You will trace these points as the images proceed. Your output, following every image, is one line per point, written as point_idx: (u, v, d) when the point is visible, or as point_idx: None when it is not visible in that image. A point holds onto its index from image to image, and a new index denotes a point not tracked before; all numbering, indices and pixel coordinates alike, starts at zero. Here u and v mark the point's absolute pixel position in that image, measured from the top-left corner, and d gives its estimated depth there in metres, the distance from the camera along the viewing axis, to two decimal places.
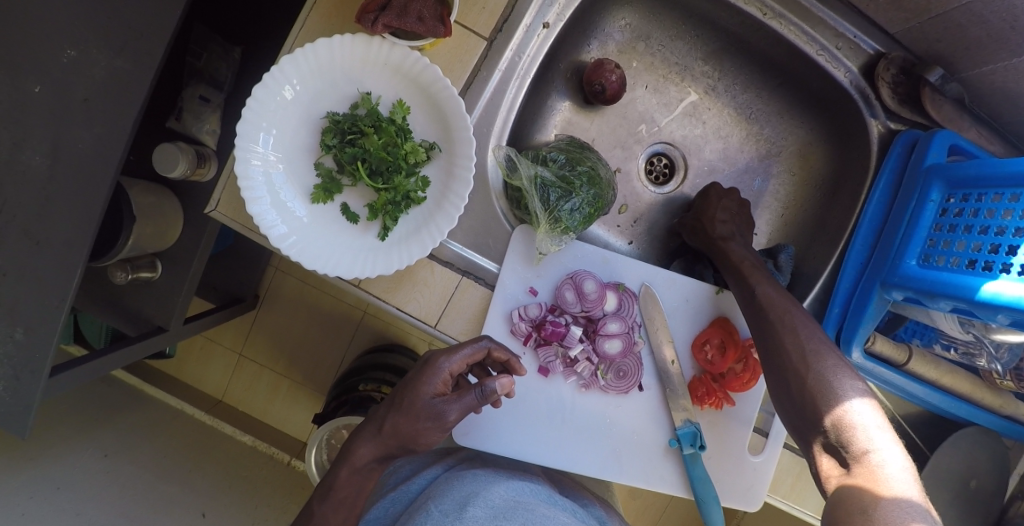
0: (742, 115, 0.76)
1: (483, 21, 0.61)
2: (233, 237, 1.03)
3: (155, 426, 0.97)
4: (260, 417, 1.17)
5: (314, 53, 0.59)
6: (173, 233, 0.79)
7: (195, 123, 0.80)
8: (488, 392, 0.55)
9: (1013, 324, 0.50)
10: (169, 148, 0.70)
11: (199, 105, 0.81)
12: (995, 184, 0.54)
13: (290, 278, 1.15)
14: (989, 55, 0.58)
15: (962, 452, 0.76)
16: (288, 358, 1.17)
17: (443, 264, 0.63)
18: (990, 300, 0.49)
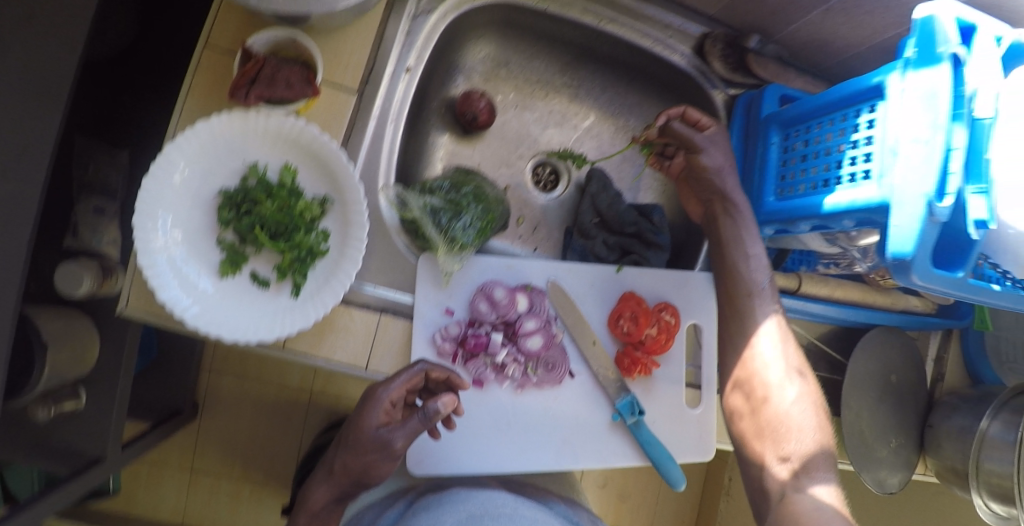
0: (608, 113, 0.83)
1: (347, 75, 0.64)
2: (156, 348, 1.01)
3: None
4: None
5: (193, 136, 0.60)
6: (92, 353, 0.77)
7: (93, 237, 0.79)
8: (430, 414, 0.57)
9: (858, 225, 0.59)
10: (70, 267, 0.70)
11: (94, 217, 0.80)
12: (815, 116, 0.65)
13: (225, 376, 1.13)
14: (795, 13, 0.68)
15: (872, 355, 0.84)
16: (242, 457, 1.13)
17: (361, 307, 0.66)
18: (833, 210, 0.59)
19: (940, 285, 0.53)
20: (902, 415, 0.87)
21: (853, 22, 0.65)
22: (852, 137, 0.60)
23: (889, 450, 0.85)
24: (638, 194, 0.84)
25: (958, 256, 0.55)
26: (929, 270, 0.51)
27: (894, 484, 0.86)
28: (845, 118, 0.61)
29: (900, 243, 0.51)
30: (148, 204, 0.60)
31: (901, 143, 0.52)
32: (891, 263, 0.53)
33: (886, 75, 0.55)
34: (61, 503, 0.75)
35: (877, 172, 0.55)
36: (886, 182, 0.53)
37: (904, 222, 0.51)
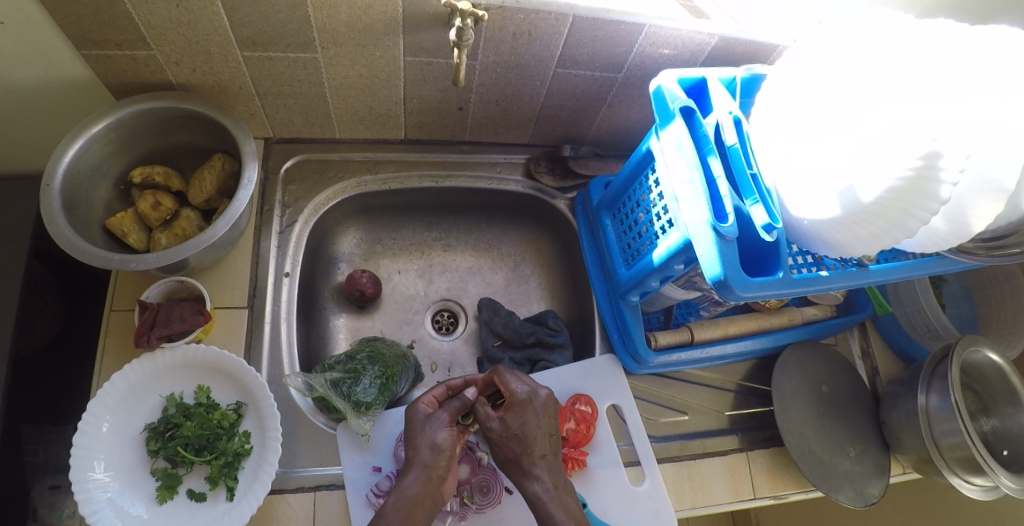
0: (481, 248, 0.94)
1: (236, 296, 0.75)
2: None
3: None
4: None
5: (112, 387, 0.69)
6: None
7: (54, 513, 0.83)
8: (466, 401, 0.69)
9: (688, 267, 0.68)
10: None
11: (51, 495, 0.85)
12: (626, 190, 0.77)
13: None
14: (588, 118, 0.84)
15: (791, 377, 0.88)
16: None
17: (295, 491, 0.70)
18: (662, 260, 0.68)
19: (766, 289, 0.62)
20: (851, 421, 0.89)
21: (636, 106, 0.82)
22: (651, 197, 0.71)
23: (851, 459, 0.86)
24: (531, 306, 0.92)
25: (773, 259, 0.65)
26: (742, 281, 0.59)
27: (875, 493, 0.85)
28: (642, 184, 0.73)
29: (712, 267, 0.60)
30: (82, 457, 0.66)
31: (678, 189, 0.64)
32: (716, 286, 0.60)
33: (649, 142, 0.69)
34: None
35: (674, 219, 0.66)
36: (680, 224, 0.64)
37: (706, 249, 0.60)
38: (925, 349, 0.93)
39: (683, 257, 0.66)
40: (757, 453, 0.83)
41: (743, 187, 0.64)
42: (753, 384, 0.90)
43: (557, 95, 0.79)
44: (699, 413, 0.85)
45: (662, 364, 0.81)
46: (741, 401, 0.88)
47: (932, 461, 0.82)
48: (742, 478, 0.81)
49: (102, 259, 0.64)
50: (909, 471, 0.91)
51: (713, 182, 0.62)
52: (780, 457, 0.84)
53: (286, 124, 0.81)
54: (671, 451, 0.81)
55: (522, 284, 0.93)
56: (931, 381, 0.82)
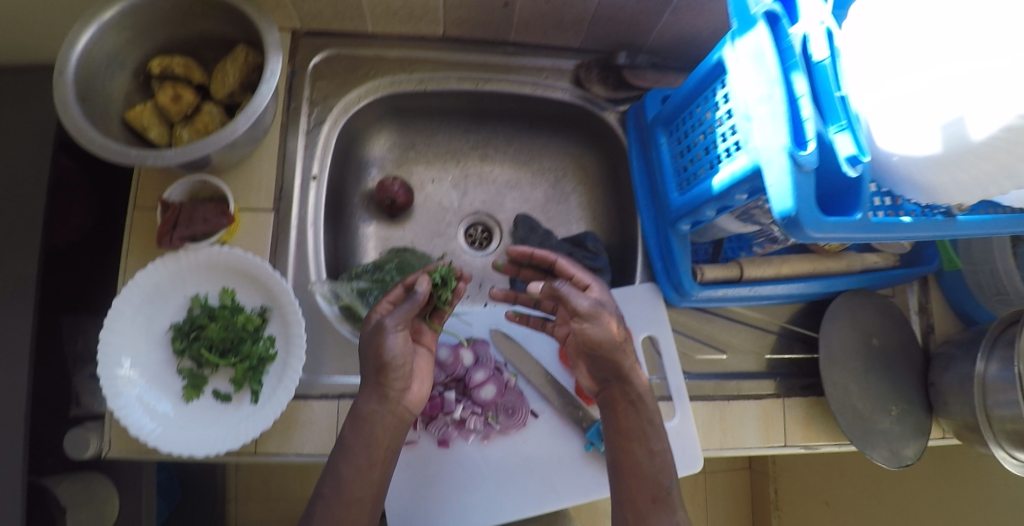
0: (521, 161, 0.88)
1: (261, 198, 0.71)
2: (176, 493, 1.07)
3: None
4: None
5: (135, 285, 0.67)
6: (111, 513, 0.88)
7: (95, 401, 0.87)
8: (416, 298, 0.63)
9: (752, 196, 0.62)
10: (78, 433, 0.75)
11: (92, 382, 0.88)
12: (687, 106, 0.69)
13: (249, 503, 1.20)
14: (652, 17, 0.74)
15: (837, 324, 0.83)
16: None
17: (319, 398, 0.70)
18: (723, 188, 0.62)
19: (840, 232, 0.55)
20: (895, 380, 0.84)
21: (704, 10, 0.72)
22: (716, 115, 0.63)
23: (891, 419, 0.81)
24: (570, 226, 0.86)
25: (851, 198, 0.58)
26: (816, 218, 0.52)
27: (910, 454, 0.81)
28: (707, 100, 0.65)
29: (782, 200, 0.53)
30: (110, 354, 0.65)
31: (751, 107, 0.56)
32: (784, 222, 0.54)
33: (721, 51, 0.60)
34: None
35: (743, 141, 0.58)
36: (751, 147, 0.56)
37: (778, 179, 0.53)
38: (990, 313, 0.86)
39: (747, 186, 0.59)
40: (793, 401, 0.80)
41: (827, 110, 0.54)
42: (798, 328, 0.85)
43: None
44: (737, 353, 0.80)
45: (705, 298, 0.77)
46: (783, 346, 0.83)
47: (978, 430, 0.77)
48: (775, 424, 0.78)
49: (120, 155, 0.61)
50: (948, 437, 0.86)
51: (795, 102, 0.53)
52: (816, 408, 0.80)
53: (314, 13, 0.73)
54: (704, 390, 0.77)
55: (563, 201, 0.87)
56: (993, 348, 0.75)
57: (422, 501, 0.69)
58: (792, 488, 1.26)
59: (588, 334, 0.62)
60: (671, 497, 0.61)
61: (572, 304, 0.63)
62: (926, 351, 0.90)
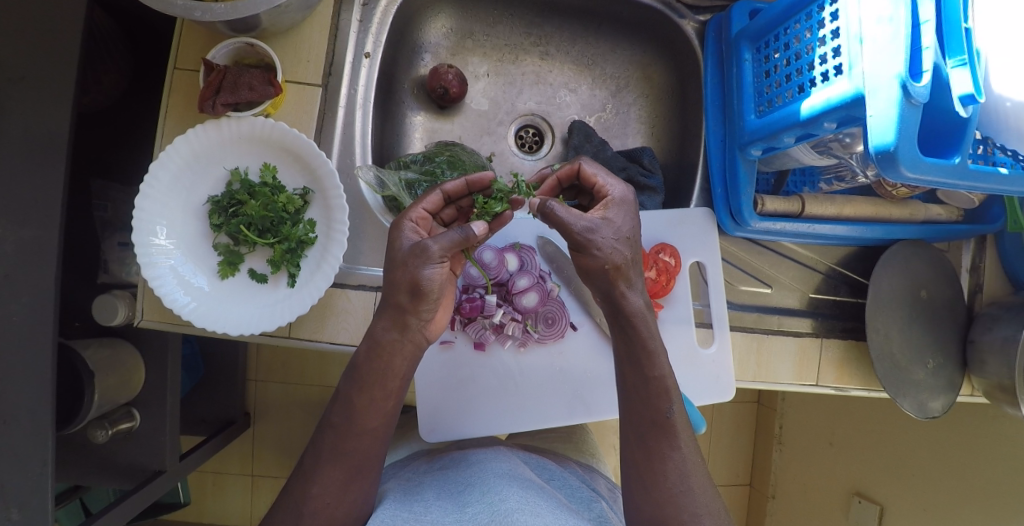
0: (582, 64, 0.85)
1: (310, 72, 0.68)
2: (203, 367, 1.14)
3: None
4: (250, 498, 1.28)
5: (174, 152, 0.63)
6: (138, 380, 0.93)
7: None
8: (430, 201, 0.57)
9: (841, 127, 0.56)
10: (108, 300, 0.83)
11: None
12: (782, 22, 0.62)
13: (272, 385, 1.26)
14: None
15: (894, 271, 0.75)
16: (281, 448, 1.27)
17: (356, 288, 0.68)
18: (811, 114, 0.56)
19: (933, 176, 0.48)
20: (939, 331, 0.77)
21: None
22: (818, 34, 0.56)
23: (926, 371, 0.75)
24: (626, 139, 0.84)
25: (952, 139, 0.50)
26: (916, 158, 0.47)
27: (938, 408, 0.75)
28: (809, 17, 0.57)
29: (881, 134, 0.47)
30: (145, 222, 0.63)
31: (866, 27, 0.48)
32: (876, 159, 0.48)
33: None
34: (132, 511, 0.89)
35: (847, 65, 0.52)
36: (857, 71, 0.50)
37: (882, 109, 0.47)
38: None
39: (841, 115, 0.53)
40: (831, 342, 0.75)
41: (948, 40, 0.46)
42: (847, 272, 0.78)
43: None
44: (783, 289, 0.76)
45: (761, 231, 0.72)
46: (829, 287, 0.78)
47: (1011, 392, 0.70)
48: (809, 362, 0.75)
49: (164, 3, 0.56)
50: (977, 395, 0.79)
51: (914, 28, 0.46)
52: (852, 352, 0.76)
53: None
54: (744, 321, 0.75)
55: (619, 112, 0.85)
56: None
57: (453, 401, 0.68)
58: (798, 426, 1.24)
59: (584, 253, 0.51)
60: (672, 427, 0.52)
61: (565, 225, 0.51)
62: (968, 310, 0.80)
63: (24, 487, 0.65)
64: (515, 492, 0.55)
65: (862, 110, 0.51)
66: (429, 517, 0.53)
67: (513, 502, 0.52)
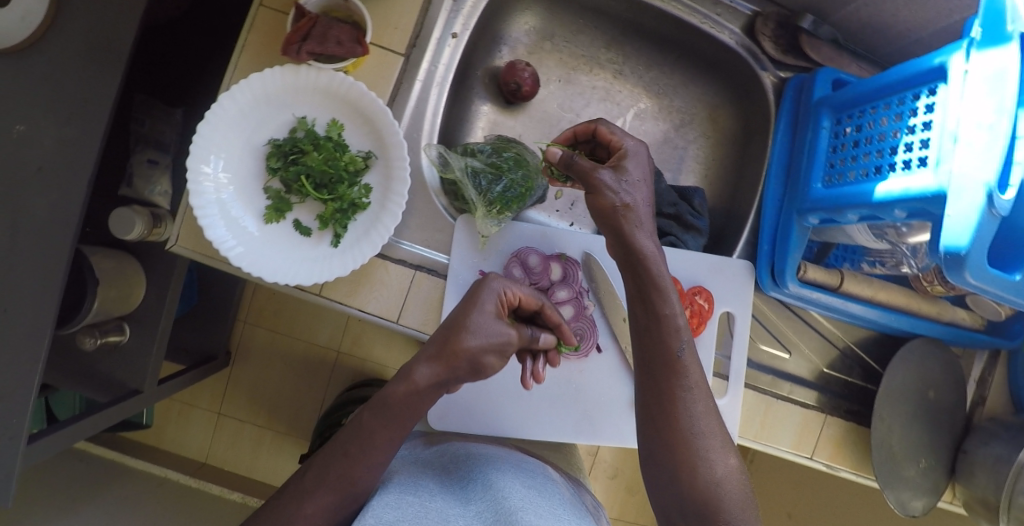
0: (653, 92, 0.84)
1: (396, 39, 0.67)
2: (197, 298, 1.11)
3: (136, 500, 0.97)
4: (210, 446, 1.23)
5: (247, 86, 0.62)
6: (138, 295, 0.90)
7: (147, 186, 0.90)
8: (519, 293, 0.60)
9: (910, 216, 0.57)
10: (125, 214, 0.81)
11: (148, 168, 0.91)
12: (870, 101, 0.63)
13: (260, 332, 1.23)
14: None
15: (913, 364, 0.76)
16: (255, 400, 1.23)
17: (396, 262, 0.67)
18: (885, 198, 0.57)
19: (994, 287, 0.50)
20: (937, 433, 0.78)
21: (915, 3, 0.65)
22: (909, 122, 0.58)
23: (917, 469, 0.77)
24: (679, 176, 0.85)
25: (1017, 255, 0.52)
26: (984, 268, 0.48)
27: (919, 507, 0.77)
28: (901, 102, 0.59)
29: (955, 236, 0.48)
30: (202, 148, 0.62)
31: (962, 127, 0.49)
32: (944, 258, 0.50)
33: (950, 55, 0.53)
34: (103, 424, 0.87)
35: (934, 159, 0.53)
36: (944, 169, 0.51)
37: (961, 212, 0.48)
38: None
39: (916, 207, 0.54)
40: (834, 420, 0.77)
41: None
42: (863, 355, 0.80)
43: None
44: (799, 357, 0.78)
45: (796, 296, 0.73)
46: (843, 366, 0.79)
47: (995, 508, 0.72)
48: (809, 434, 0.76)
49: None
50: (957, 503, 0.81)
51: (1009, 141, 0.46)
52: (851, 435, 0.77)
53: None
54: (759, 381, 0.76)
55: (677, 146, 0.85)
56: None
57: (464, 396, 0.68)
58: (765, 488, 1.26)
59: (596, 200, 0.56)
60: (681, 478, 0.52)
61: (587, 175, 0.56)
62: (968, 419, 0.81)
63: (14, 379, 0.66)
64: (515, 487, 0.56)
65: (940, 207, 0.52)
66: (430, 504, 0.53)
67: (512, 501, 0.53)
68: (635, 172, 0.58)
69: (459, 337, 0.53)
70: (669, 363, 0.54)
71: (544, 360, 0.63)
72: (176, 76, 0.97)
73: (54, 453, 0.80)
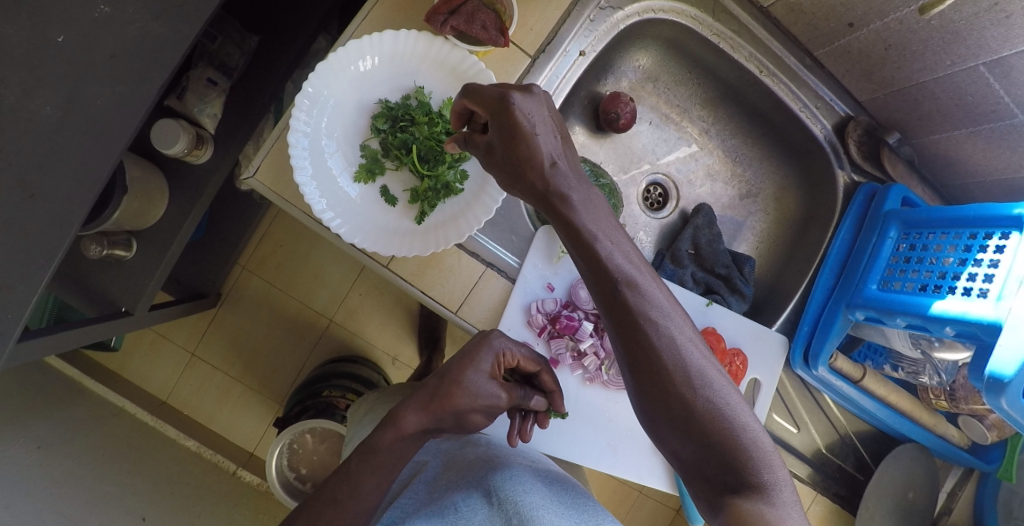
0: (730, 158, 0.89)
1: (529, 41, 0.67)
2: (204, 230, 1.04)
3: (88, 430, 0.89)
4: (169, 388, 1.15)
5: (378, 42, 0.61)
6: (154, 214, 0.83)
7: (196, 104, 0.85)
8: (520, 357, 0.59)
9: (958, 337, 0.61)
10: (170, 125, 0.77)
11: (204, 87, 0.85)
12: (940, 225, 0.68)
13: (256, 278, 1.16)
14: (936, 127, 0.74)
15: (902, 465, 0.81)
16: (237, 350, 1.17)
17: (469, 254, 0.67)
18: (938, 315, 0.61)
19: (1017, 414, 0.56)
20: None
21: (993, 151, 0.70)
22: (976, 255, 0.62)
23: None
24: (734, 242, 0.89)
25: None
26: (1018, 398, 0.54)
27: None
28: (973, 236, 0.64)
29: (1000, 364, 0.54)
30: (313, 90, 0.60)
31: None
32: (986, 381, 0.56)
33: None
34: (84, 341, 0.79)
35: (995, 294, 0.59)
36: (1005, 305, 0.56)
37: (1014, 346, 0.54)
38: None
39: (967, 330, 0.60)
40: (822, 499, 0.81)
41: None
42: (860, 447, 0.85)
43: (948, 88, 0.67)
44: (806, 434, 0.82)
45: (820, 379, 0.77)
46: (841, 453, 0.83)
47: None
48: None
49: None
50: None
51: None
52: (834, 515, 0.82)
53: None
54: None
55: (739, 213, 0.89)
56: None
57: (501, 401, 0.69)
58: None
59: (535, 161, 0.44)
60: None
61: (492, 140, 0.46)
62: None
63: (18, 278, 0.51)
64: (531, 480, 0.55)
65: (992, 336, 0.57)
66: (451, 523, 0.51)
67: (537, 507, 0.51)
68: (535, 119, 0.44)
69: (451, 393, 0.54)
70: (672, 378, 0.40)
71: (533, 419, 0.63)
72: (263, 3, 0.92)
73: (24, 362, 0.72)
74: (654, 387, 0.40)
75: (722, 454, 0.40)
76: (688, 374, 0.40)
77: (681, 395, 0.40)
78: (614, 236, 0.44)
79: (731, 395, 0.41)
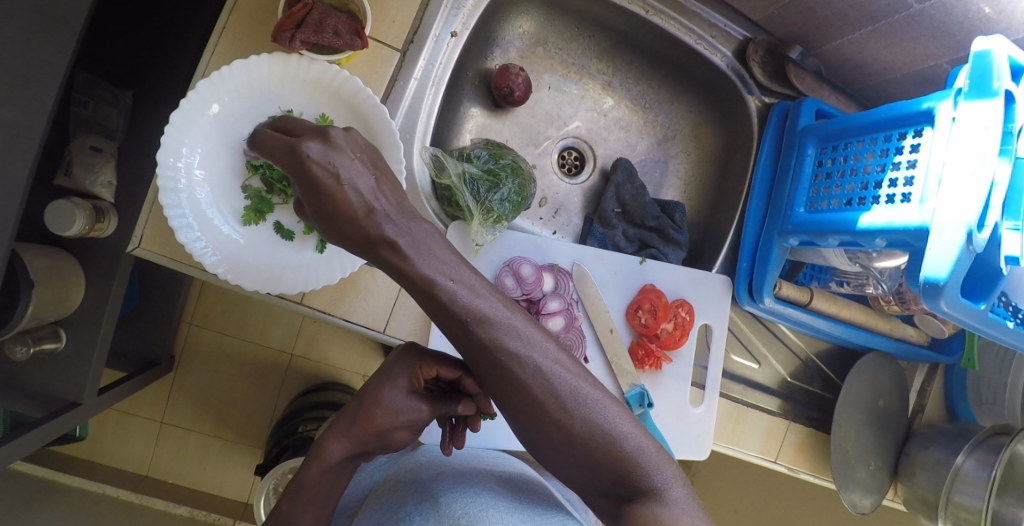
0: (639, 105, 0.86)
1: (393, 34, 0.63)
2: (139, 297, 1.01)
3: (73, 521, 0.87)
4: (150, 459, 1.14)
5: (229, 74, 0.57)
6: (74, 298, 0.79)
7: (87, 176, 0.80)
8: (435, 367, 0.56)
9: (890, 246, 0.60)
10: (63, 205, 0.71)
11: (90, 156, 0.81)
12: (854, 134, 0.66)
13: (206, 331, 1.14)
14: (835, 32, 0.71)
15: (867, 375, 0.82)
16: (207, 403, 1.15)
17: (383, 270, 0.65)
18: (867, 229, 0.60)
19: (962, 314, 0.54)
20: (885, 439, 0.86)
21: (897, 45, 0.68)
22: (894, 159, 0.61)
23: (868, 471, 0.84)
24: (660, 190, 0.87)
25: (982, 286, 0.57)
26: (958, 297, 0.52)
27: (867, 506, 0.84)
28: (887, 139, 0.62)
29: (934, 268, 0.52)
30: (172, 139, 0.56)
31: None
32: (923, 287, 0.53)
33: (938, 102, 0.56)
34: (37, 440, 0.77)
35: (918, 197, 0.57)
36: (928, 206, 0.54)
37: (943, 247, 0.51)
38: (972, 415, 0.85)
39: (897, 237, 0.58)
40: (796, 426, 0.81)
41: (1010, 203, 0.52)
42: (823, 366, 0.85)
43: None
44: (768, 367, 0.82)
45: (769, 311, 0.76)
46: (805, 377, 0.84)
47: (932, 507, 0.80)
48: (774, 439, 0.79)
49: None
50: (897, 502, 0.89)
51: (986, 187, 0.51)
52: (811, 439, 0.82)
53: None
54: (732, 390, 0.80)
55: (660, 159, 0.87)
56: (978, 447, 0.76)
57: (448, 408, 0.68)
58: None
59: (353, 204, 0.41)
60: None
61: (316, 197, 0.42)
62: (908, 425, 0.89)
63: None
64: (482, 482, 0.54)
65: (922, 240, 0.55)
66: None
67: (479, 510, 0.48)
68: (341, 169, 0.40)
69: (370, 414, 0.54)
70: (544, 406, 0.40)
71: (465, 424, 0.60)
72: (128, 54, 0.88)
73: None
74: (528, 412, 0.40)
75: (611, 469, 0.39)
76: (559, 398, 0.40)
77: (558, 421, 0.40)
78: (451, 270, 0.41)
79: (609, 409, 0.41)
